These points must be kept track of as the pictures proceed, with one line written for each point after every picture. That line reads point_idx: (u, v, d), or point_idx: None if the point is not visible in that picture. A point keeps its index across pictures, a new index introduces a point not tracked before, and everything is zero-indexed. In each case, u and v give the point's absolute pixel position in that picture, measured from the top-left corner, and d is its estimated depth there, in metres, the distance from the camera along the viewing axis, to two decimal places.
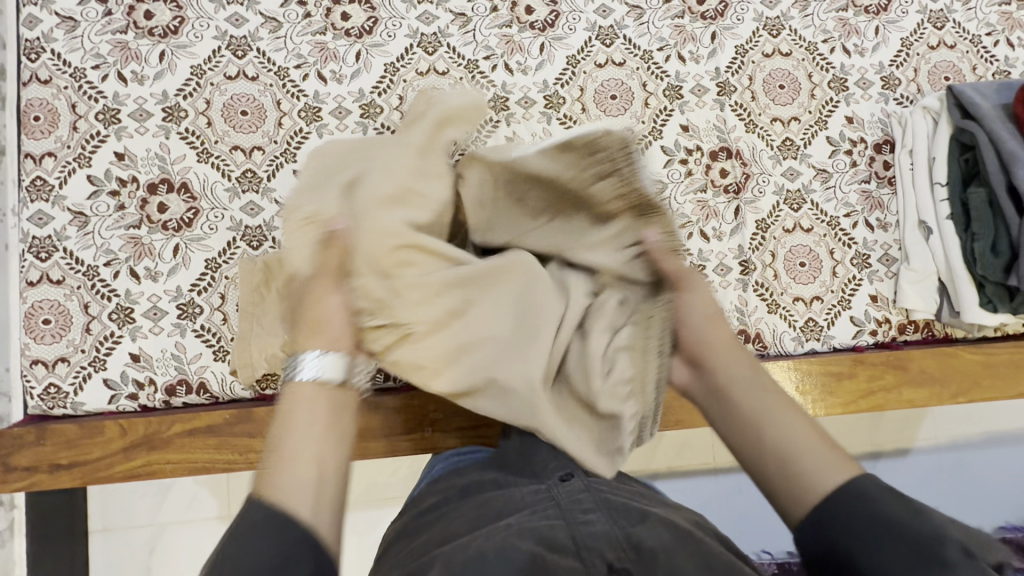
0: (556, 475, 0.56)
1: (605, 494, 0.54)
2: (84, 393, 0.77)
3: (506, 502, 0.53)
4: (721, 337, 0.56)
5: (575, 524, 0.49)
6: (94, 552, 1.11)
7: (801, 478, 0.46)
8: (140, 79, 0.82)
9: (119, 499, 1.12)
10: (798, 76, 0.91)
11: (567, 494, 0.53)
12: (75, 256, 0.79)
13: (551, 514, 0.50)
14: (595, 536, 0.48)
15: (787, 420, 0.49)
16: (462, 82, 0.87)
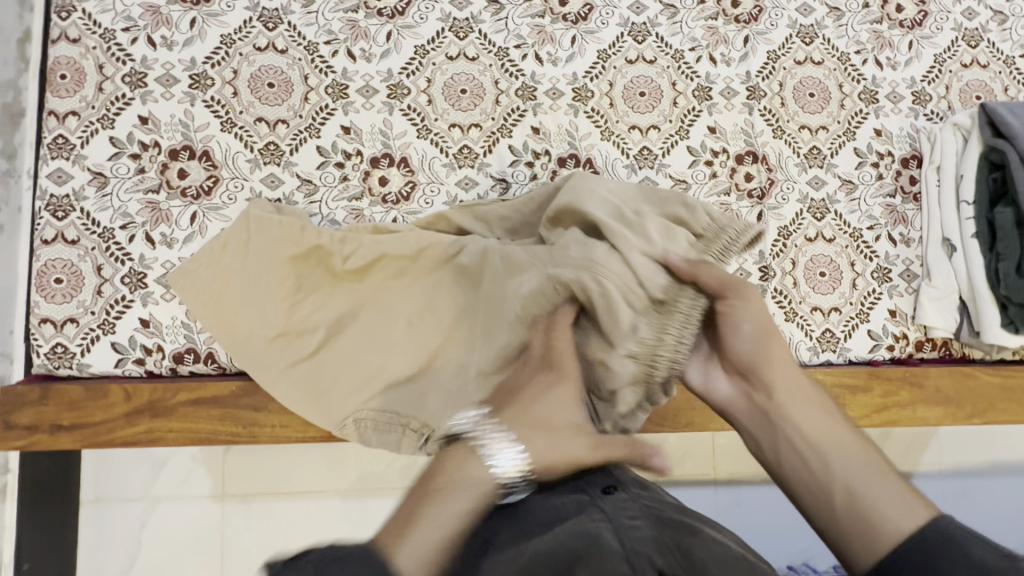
0: (598, 485, 0.52)
1: (651, 505, 0.51)
2: (91, 355, 0.76)
3: (546, 502, 0.50)
4: (771, 359, 0.59)
5: (624, 530, 0.46)
6: (85, 523, 1.09)
7: (876, 518, 0.48)
8: (169, 44, 0.81)
9: (114, 471, 1.10)
10: (829, 85, 0.90)
11: (611, 500, 0.50)
12: (92, 217, 0.78)
13: (598, 520, 0.47)
14: (647, 545, 0.45)
15: (840, 451, 0.53)
16: (491, 70, 0.86)
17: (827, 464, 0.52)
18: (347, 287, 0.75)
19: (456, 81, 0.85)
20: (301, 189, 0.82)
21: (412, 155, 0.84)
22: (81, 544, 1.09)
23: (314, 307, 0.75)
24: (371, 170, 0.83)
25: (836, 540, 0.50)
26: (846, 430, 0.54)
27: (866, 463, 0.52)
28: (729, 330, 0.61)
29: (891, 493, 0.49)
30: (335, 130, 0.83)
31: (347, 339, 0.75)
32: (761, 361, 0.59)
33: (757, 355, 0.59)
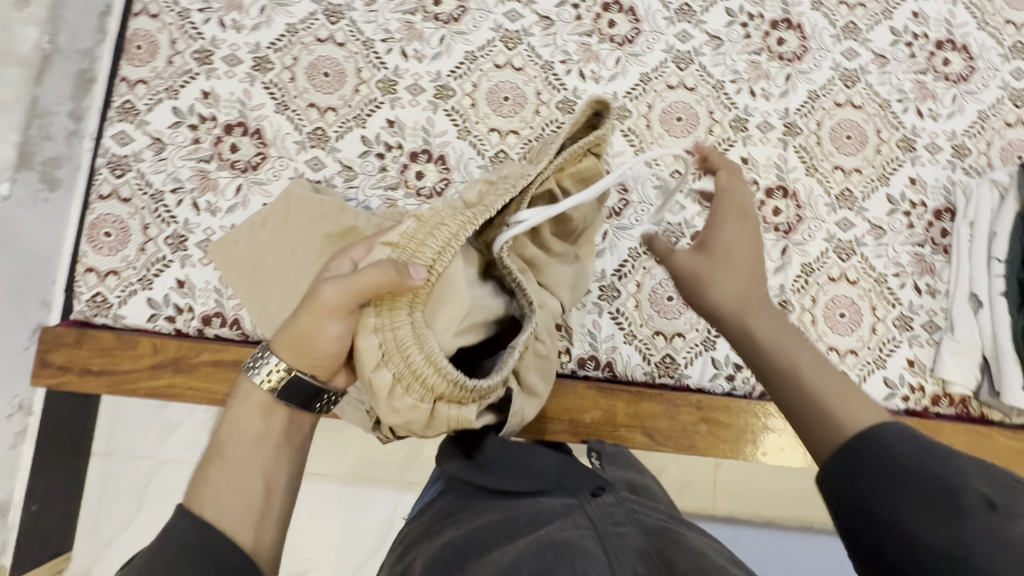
0: (588, 490, 0.56)
1: (637, 513, 0.55)
2: (126, 307, 0.80)
3: (535, 508, 0.55)
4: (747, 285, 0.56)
5: (604, 534, 0.51)
6: (93, 473, 1.13)
7: (836, 406, 0.45)
8: (238, 28, 0.87)
9: (127, 426, 1.15)
10: (867, 130, 0.91)
11: (598, 507, 0.54)
12: (146, 179, 0.83)
13: (582, 525, 0.52)
14: (626, 551, 0.49)
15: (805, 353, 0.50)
16: (535, 81, 0.89)
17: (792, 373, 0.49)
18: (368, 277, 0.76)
19: (500, 88, 0.89)
20: (341, 173, 0.85)
21: (449, 154, 0.87)
22: (87, 493, 1.13)
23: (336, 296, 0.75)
24: (409, 163, 0.86)
25: (807, 435, 0.46)
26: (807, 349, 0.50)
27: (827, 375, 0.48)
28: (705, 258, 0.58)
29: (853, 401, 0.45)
30: (380, 123, 0.87)
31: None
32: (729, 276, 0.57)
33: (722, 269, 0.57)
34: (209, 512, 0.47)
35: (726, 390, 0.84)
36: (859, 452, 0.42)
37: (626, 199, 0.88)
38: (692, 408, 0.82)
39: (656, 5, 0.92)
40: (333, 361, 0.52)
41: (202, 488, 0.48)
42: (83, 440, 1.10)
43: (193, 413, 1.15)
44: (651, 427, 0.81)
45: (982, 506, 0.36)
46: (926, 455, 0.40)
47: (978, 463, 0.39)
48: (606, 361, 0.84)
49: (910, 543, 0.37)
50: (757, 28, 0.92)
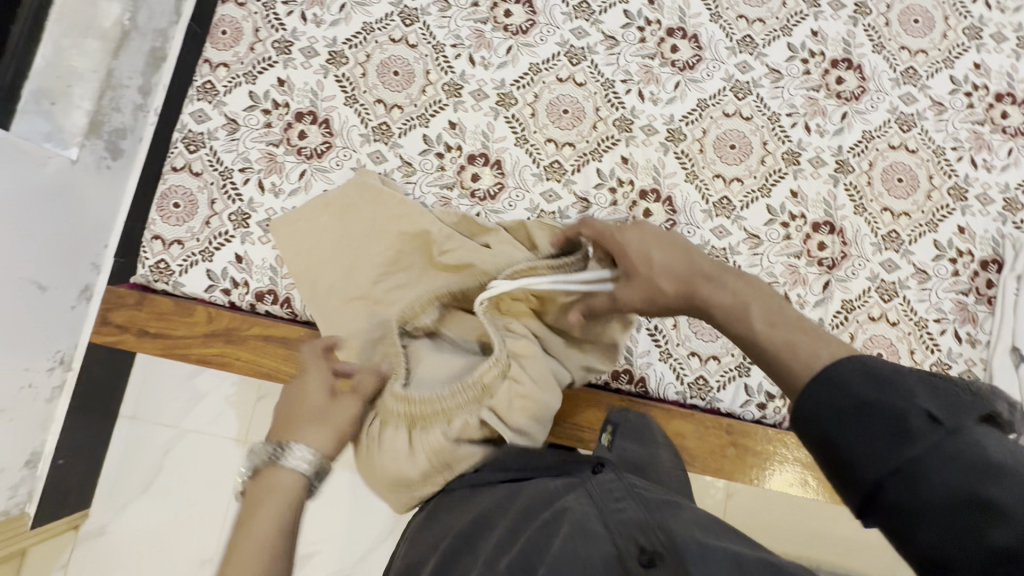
0: (589, 468, 0.60)
1: (633, 488, 0.57)
2: (186, 276, 0.84)
3: (539, 487, 0.57)
4: (689, 262, 0.59)
5: (605, 511, 0.52)
6: (119, 434, 1.16)
7: (802, 346, 0.47)
8: (318, 22, 0.91)
9: (155, 392, 1.18)
10: (919, 175, 0.91)
11: (598, 485, 0.57)
12: (217, 156, 0.87)
13: (582, 503, 0.54)
14: (626, 523, 0.50)
15: (760, 296, 0.53)
16: (595, 97, 0.92)
17: (751, 328, 0.51)
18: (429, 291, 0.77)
19: (560, 101, 0.92)
20: (400, 169, 0.89)
21: (506, 160, 0.90)
22: (109, 454, 1.16)
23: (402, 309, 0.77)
24: (466, 165, 0.89)
25: (777, 374, 0.48)
26: (758, 304, 0.53)
27: (786, 322, 0.50)
28: (642, 255, 0.61)
29: (814, 340, 0.47)
30: (442, 124, 0.90)
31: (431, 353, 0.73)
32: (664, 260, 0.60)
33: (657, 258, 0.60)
34: None
35: (756, 418, 0.84)
36: (817, 391, 0.43)
37: (673, 220, 0.89)
38: (721, 432, 0.82)
39: (720, 34, 0.94)
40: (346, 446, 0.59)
41: None
42: (114, 401, 1.14)
43: (220, 386, 1.18)
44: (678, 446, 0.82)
45: (926, 424, 0.38)
46: (875, 383, 0.41)
47: (924, 377, 0.41)
48: (639, 376, 0.85)
49: (864, 474, 0.38)
50: (816, 65, 0.94)
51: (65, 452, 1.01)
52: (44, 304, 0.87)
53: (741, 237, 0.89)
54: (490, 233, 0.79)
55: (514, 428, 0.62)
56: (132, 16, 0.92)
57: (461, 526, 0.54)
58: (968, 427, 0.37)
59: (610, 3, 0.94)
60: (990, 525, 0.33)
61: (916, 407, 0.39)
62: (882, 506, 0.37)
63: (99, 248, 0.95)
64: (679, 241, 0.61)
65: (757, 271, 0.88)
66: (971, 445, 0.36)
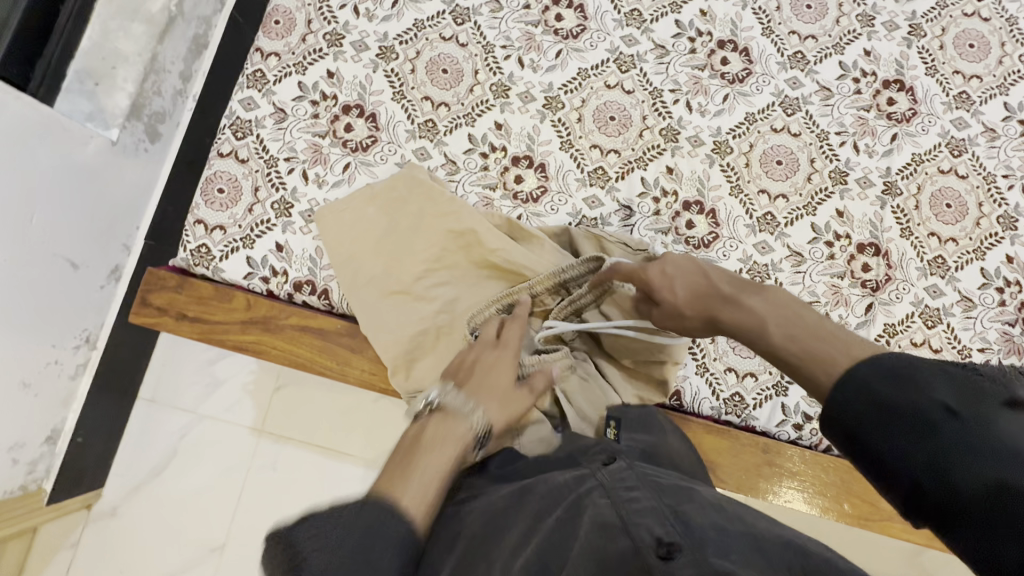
0: (599, 463, 0.59)
1: (646, 477, 0.55)
2: (227, 261, 0.84)
3: (550, 484, 0.56)
4: (709, 280, 0.58)
5: (620, 501, 0.51)
6: (134, 417, 1.13)
7: (822, 353, 0.46)
8: (370, 17, 0.91)
9: (174, 375, 1.14)
10: (968, 201, 0.90)
11: (609, 474, 0.56)
12: (264, 144, 0.88)
13: (596, 495, 0.52)
14: (641, 512, 0.48)
15: (777, 308, 0.52)
16: (643, 105, 0.91)
17: (768, 340, 0.51)
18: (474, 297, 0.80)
19: (607, 108, 0.91)
20: (444, 167, 0.88)
21: (550, 163, 0.89)
22: (123, 437, 1.12)
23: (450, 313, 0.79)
24: (510, 167, 0.89)
25: (805, 386, 0.46)
26: (776, 314, 0.52)
27: (806, 334, 0.48)
28: (659, 277, 0.62)
29: (834, 347, 0.46)
30: (488, 124, 0.90)
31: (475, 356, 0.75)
32: (683, 277, 0.60)
33: (676, 275, 0.61)
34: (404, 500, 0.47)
35: (791, 439, 0.83)
36: (840, 396, 0.42)
37: (716, 233, 0.88)
38: (757, 450, 0.81)
39: (771, 49, 0.93)
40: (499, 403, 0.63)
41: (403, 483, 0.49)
42: (132, 382, 1.10)
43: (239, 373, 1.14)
44: (713, 462, 0.81)
45: (946, 417, 0.36)
46: (889, 378, 0.40)
47: (941, 367, 0.40)
48: (675, 390, 0.84)
49: (894, 469, 0.37)
50: (868, 85, 0.93)
51: (84, 431, 0.99)
52: (74, 282, 0.88)
53: (784, 254, 0.88)
54: (536, 241, 0.80)
55: (579, 413, 0.74)
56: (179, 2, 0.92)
57: (477, 530, 0.53)
58: (985, 412, 0.35)
59: (663, 12, 0.94)
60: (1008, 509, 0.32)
61: (930, 402, 0.37)
62: (925, 502, 0.35)
63: (130, 230, 0.96)
64: (701, 262, 0.61)
65: (799, 289, 0.87)
66: (998, 431, 0.34)
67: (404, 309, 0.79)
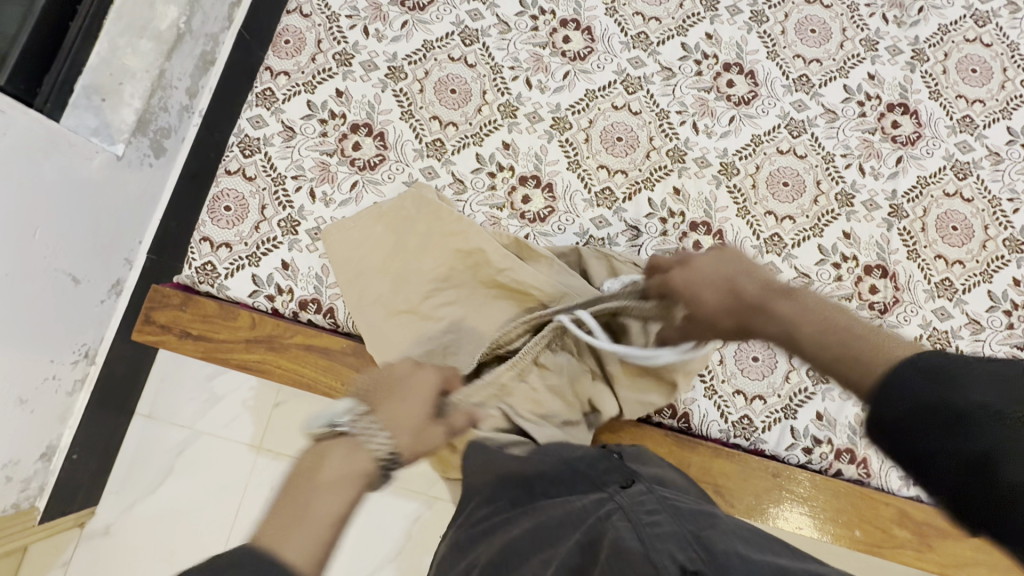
0: (616, 485, 0.57)
1: (668, 501, 0.53)
2: (232, 279, 0.83)
3: (568, 507, 0.54)
4: (734, 282, 0.63)
5: (639, 524, 0.48)
6: (131, 434, 1.10)
7: (862, 353, 0.51)
8: (380, 37, 0.92)
9: (172, 391, 1.12)
10: (974, 224, 0.90)
11: (629, 497, 0.54)
12: (271, 162, 0.88)
13: (614, 516, 0.50)
14: (663, 537, 0.46)
15: (820, 314, 0.57)
16: (649, 127, 0.92)
17: (803, 348, 0.56)
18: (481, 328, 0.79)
19: (614, 128, 0.92)
20: (452, 186, 0.88)
21: (557, 183, 0.89)
22: (120, 455, 1.09)
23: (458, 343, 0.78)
24: (518, 186, 0.89)
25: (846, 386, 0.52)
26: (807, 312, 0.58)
27: (834, 334, 0.54)
28: (687, 288, 0.65)
29: (869, 346, 0.51)
30: (496, 143, 0.90)
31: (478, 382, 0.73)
32: (712, 282, 0.64)
33: (701, 276, 0.65)
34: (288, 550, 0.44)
35: (801, 462, 0.82)
36: (882, 400, 0.46)
37: None
38: (767, 475, 0.80)
39: (776, 72, 0.94)
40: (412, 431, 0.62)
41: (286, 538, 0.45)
42: (130, 398, 1.08)
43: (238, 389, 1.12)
44: (722, 486, 0.79)
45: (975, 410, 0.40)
46: (934, 382, 0.43)
47: (991, 368, 0.42)
48: (683, 412, 0.83)
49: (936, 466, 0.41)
50: (872, 108, 0.94)
51: (79, 447, 0.98)
52: (74, 298, 0.87)
53: (792, 276, 0.87)
54: (543, 260, 0.79)
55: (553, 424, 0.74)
56: (187, 19, 0.92)
57: (493, 558, 0.52)
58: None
59: (669, 35, 0.95)
60: (995, 468, 0.38)
61: (970, 401, 0.41)
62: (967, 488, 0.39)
63: (133, 244, 0.95)
64: (729, 271, 0.64)
65: None
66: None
67: (409, 328, 0.78)
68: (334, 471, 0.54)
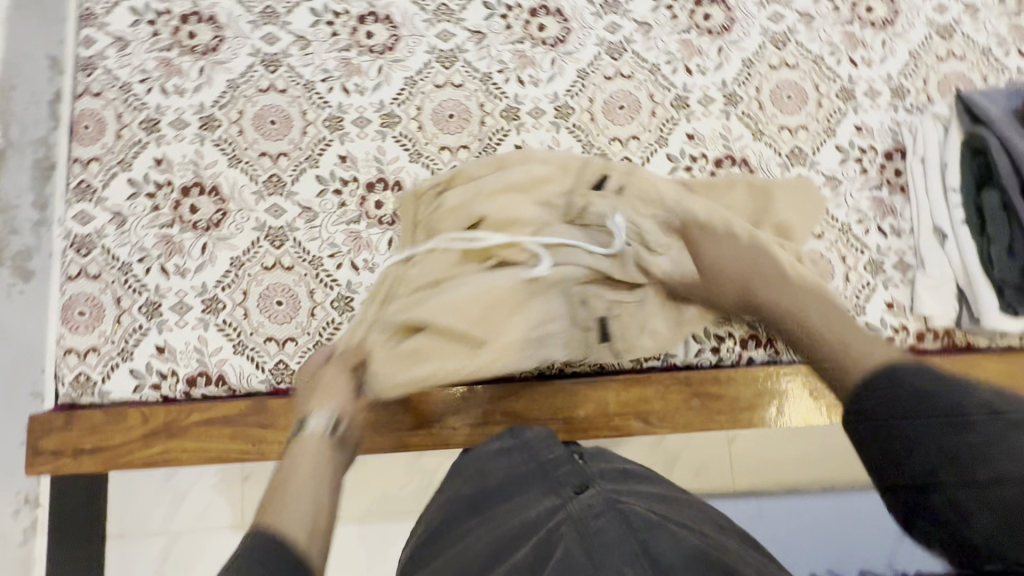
0: (571, 488, 0.58)
1: (618, 501, 0.55)
2: (110, 381, 0.81)
3: (522, 517, 0.56)
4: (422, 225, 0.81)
5: (587, 534, 0.50)
6: None
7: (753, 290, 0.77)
8: (181, 92, 0.88)
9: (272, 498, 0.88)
10: (805, 87, 0.92)
11: (578, 504, 0.54)
12: (112, 253, 0.84)
13: (564, 529, 0.52)
14: (607, 548, 0.49)
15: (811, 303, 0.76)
16: (477, 94, 0.90)
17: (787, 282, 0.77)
18: (518, 153, 0.83)
19: (444, 107, 0.90)
20: (302, 216, 0.86)
21: (405, 179, 0.88)
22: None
23: (507, 202, 0.76)
24: (367, 194, 0.87)
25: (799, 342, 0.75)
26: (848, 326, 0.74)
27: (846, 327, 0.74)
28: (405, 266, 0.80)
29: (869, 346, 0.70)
30: (333, 159, 0.88)
31: (440, 366, 0.73)
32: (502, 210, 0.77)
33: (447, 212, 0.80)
34: (274, 521, 0.59)
35: (714, 363, 0.84)
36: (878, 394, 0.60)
37: None
38: (681, 386, 0.82)
39: (582, 2, 0.93)
40: (302, 519, 0.60)
41: (270, 513, 0.61)
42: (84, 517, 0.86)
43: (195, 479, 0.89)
44: (645, 412, 0.82)
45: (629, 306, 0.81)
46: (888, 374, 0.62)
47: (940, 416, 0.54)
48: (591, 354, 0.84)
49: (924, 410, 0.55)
50: (682, 8, 0.94)
51: None
52: None
53: None
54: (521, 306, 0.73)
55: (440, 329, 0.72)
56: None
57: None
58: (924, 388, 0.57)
59: None
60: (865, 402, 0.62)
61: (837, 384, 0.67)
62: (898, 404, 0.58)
63: (35, 375, 0.81)
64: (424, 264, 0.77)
65: None
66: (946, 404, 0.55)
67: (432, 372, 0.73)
68: (295, 486, 0.64)
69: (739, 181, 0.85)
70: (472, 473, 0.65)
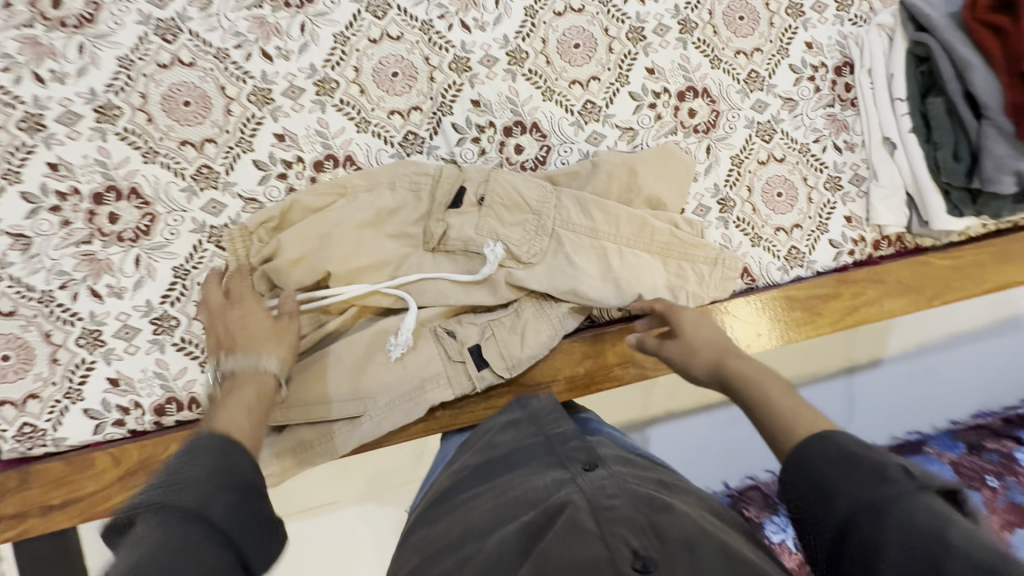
0: (581, 464, 0.57)
1: (628, 482, 0.54)
2: (63, 428, 0.72)
3: (530, 486, 0.55)
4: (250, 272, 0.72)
5: (597, 508, 0.49)
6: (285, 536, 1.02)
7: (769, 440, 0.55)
8: (61, 78, 0.73)
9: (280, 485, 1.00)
10: (757, 6, 0.89)
11: (590, 481, 0.54)
12: (23, 283, 0.71)
13: (574, 496, 0.51)
14: (619, 521, 0.47)
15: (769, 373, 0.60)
16: (419, 46, 0.81)
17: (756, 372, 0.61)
18: (360, 173, 0.76)
19: (385, 64, 0.80)
20: (246, 209, 0.77)
21: (356, 152, 0.79)
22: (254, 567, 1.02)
23: (357, 241, 0.72)
24: (317, 175, 0.78)
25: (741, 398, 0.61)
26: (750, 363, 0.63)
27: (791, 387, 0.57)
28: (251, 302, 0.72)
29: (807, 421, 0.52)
30: (268, 140, 0.77)
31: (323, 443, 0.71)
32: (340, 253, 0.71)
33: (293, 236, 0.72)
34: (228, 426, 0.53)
35: None
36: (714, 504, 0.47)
37: (547, 145, 0.84)
38: None
39: None
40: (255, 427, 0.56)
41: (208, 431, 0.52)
42: None
43: None
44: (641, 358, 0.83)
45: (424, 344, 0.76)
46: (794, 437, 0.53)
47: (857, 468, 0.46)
48: None
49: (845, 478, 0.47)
50: None
51: None
52: None
53: (616, 136, 0.86)
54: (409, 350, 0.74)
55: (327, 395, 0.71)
56: None
57: (448, 540, 0.52)
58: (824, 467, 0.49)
59: None
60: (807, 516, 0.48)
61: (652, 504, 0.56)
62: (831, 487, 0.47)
63: None
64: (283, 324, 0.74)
65: None
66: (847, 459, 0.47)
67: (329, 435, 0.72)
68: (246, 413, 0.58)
69: (603, 161, 0.80)
70: (482, 444, 0.65)
